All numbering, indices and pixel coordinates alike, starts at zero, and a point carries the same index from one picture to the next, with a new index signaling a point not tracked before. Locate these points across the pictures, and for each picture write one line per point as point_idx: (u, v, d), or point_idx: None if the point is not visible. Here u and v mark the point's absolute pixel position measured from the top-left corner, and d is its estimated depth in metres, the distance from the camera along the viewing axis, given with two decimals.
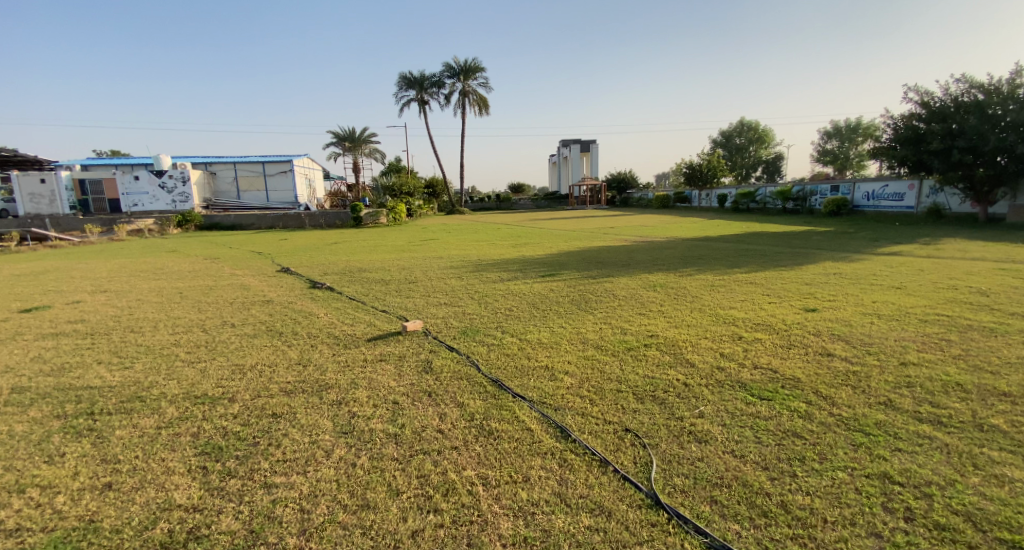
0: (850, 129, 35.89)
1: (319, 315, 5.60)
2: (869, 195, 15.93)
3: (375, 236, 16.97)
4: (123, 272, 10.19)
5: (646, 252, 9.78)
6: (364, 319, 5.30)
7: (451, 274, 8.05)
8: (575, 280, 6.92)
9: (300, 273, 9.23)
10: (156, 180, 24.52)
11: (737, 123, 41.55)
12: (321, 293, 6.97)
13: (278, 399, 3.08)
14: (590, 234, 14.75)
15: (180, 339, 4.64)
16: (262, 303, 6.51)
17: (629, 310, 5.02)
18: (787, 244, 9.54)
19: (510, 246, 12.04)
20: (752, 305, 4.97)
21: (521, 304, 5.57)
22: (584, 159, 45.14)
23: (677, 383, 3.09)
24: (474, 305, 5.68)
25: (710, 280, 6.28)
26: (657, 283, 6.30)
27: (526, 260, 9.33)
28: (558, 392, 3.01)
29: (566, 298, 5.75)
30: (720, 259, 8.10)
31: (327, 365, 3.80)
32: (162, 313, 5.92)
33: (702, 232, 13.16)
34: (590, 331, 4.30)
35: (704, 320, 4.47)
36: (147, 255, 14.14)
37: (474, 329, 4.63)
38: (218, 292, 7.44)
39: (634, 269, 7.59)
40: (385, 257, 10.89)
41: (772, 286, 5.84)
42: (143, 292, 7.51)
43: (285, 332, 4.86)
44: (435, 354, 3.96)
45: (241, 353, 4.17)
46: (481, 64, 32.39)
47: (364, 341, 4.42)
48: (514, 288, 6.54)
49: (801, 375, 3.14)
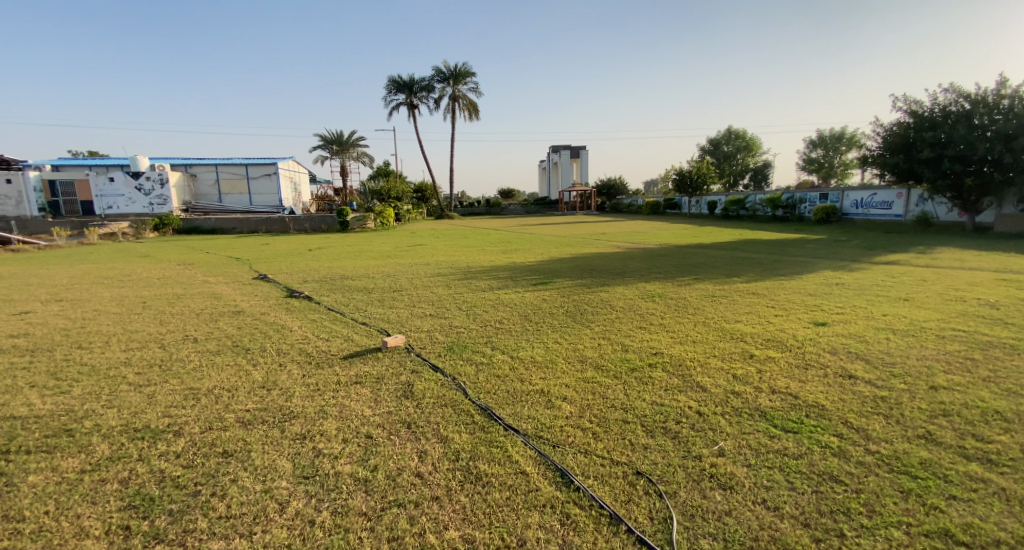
0: (835, 139, 36.32)
1: (292, 328, 5.19)
2: (858, 203, 15.84)
3: (360, 241, 16.50)
4: (87, 279, 9.64)
5: (639, 259, 9.48)
6: (341, 333, 4.88)
7: (438, 282, 7.67)
8: (569, 289, 6.57)
9: (277, 280, 8.77)
10: (132, 180, 23.75)
11: (726, 130, 41.73)
12: (297, 302, 6.54)
13: (233, 432, 2.72)
14: (580, 240, 14.47)
15: (131, 358, 4.22)
16: (232, 314, 6.08)
17: (629, 323, 4.68)
18: (783, 252, 9.30)
19: (500, 252, 11.66)
20: (755, 318, 4.68)
21: (512, 316, 5.20)
22: (574, 165, 45.02)
23: (690, 412, 2.74)
24: (461, 317, 5.28)
25: (708, 291, 5.98)
26: (653, 293, 6.00)
27: (516, 268, 8.97)
28: (556, 424, 2.64)
29: (560, 309, 5.39)
30: (717, 267, 7.81)
31: (294, 388, 3.40)
32: (118, 326, 5.47)
33: (693, 239, 12.94)
34: (589, 348, 3.94)
35: (710, 336, 4.14)
36: (118, 260, 13.55)
37: (461, 344, 4.24)
38: (185, 302, 6.97)
39: (628, 277, 7.27)
40: (370, 263, 10.45)
41: (773, 297, 5.55)
42: (103, 302, 7.02)
43: (251, 348, 4.45)
44: (417, 375, 3.55)
45: (198, 375, 3.77)
46: (471, 68, 32.15)
47: (339, 360, 4.01)
48: (505, 298, 6.15)
49: (826, 401, 2.80)
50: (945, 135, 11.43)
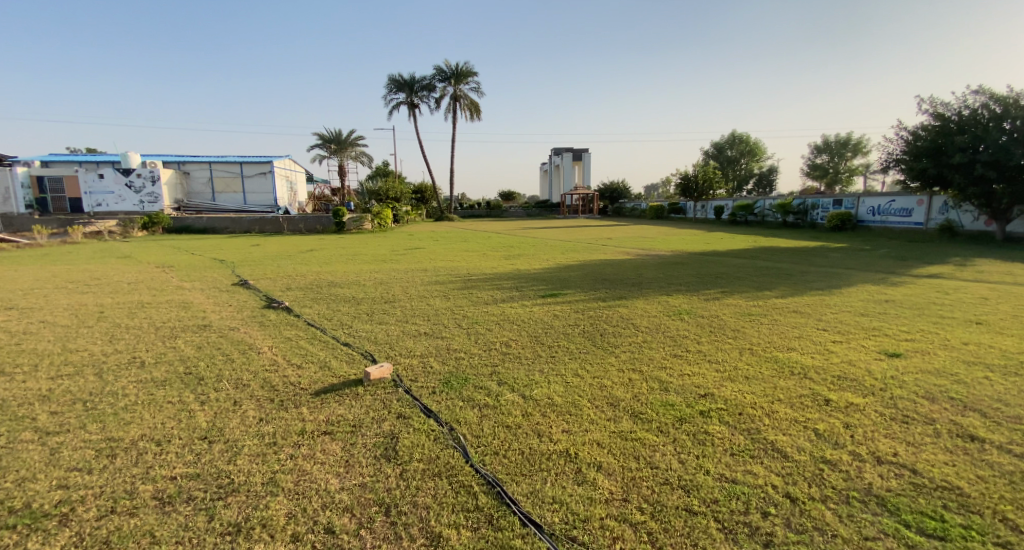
0: (840, 144, 35.68)
1: (260, 349, 4.41)
2: (874, 210, 15.03)
3: (354, 243, 15.72)
4: (53, 283, 8.91)
5: (654, 268, 8.73)
6: (317, 357, 4.10)
7: (436, 292, 6.91)
8: (582, 303, 5.80)
9: (258, 287, 8.04)
10: (122, 178, 22.83)
11: (730, 134, 41.07)
12: (272, 315, 5.77)
13: (140, 522, 2.01)
14: (585, 245, 13.79)
15: (53, 392, 3.51)
16: (196, 329, 5.31)
17: (660, 350, 3.88)
18: (810, 262, 8.55)
19: (502, 257, 10.95)
20: (808, 340, 3.92)
21: (521, 337, 4.40)
22: (575, 168, 44.44)
23: (778, 495, 1.99)
24: (461, 338, 4.50)
25: (744, 307, 5.22)
26: (680, 310, 5.24)
27: (521, 276, 8.22)
28: (594, 516, 1.91)
29: (576, 329, 4.62)
30: (742, 278, 7.10)
31: (243, 441, 2.64)
32: (60, 345, 4.70)
33: (705, 245, 12.26)
34: (618, 385, 3.15)
35: (763, 368, 3.34)
36: (97, 261, 12.78)
37: (461, 377, 3.45)
38: (148, 313, 6.20)
39: (645, 289, 6.54)
40: (362, 268, 9.67)
41: (821, 314, 4.78)
42: (57, 313, 6.26)
43: (206, 377, 3.70)
44: (404, 424, 2.78)
45: (127, 417, 3.03)
46: (473, 68, 31.48)
47: (307, 397, 3.23)
48: (510, 314, 5.37)
49: (963, 483, 2.08)
50: (977, 139, 10.76)
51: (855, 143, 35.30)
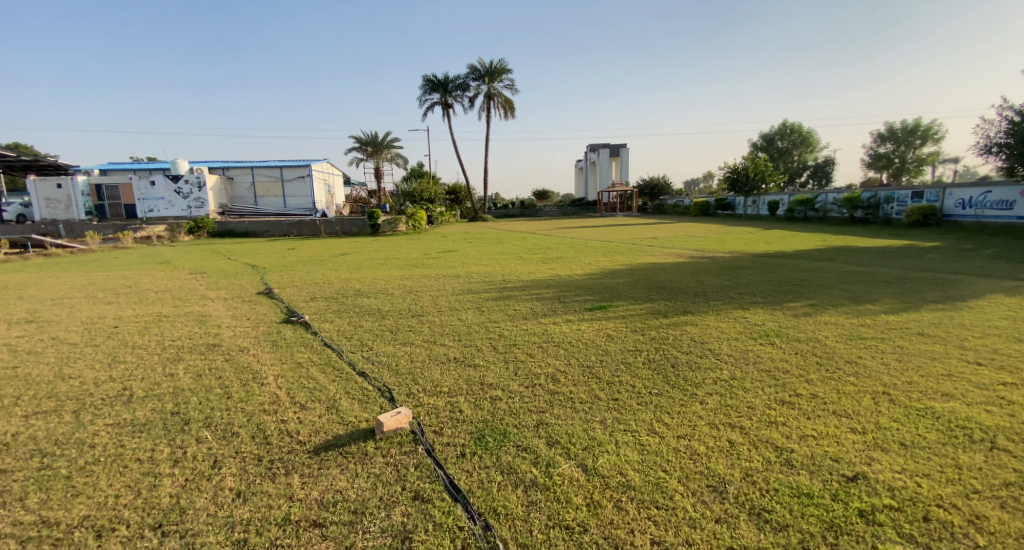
0: (907, 131, 32.87)
1: (264, 381, 3.73)
2: (964, 203, 13.38)
3: (386, 246, 15.21)
4: (85, 292, 8.73)
5: (717, 272, 7.68)
6: (324, 394, 3.38)
7: (469, 304, 6.18)
8: (639, 319, 4.91)
9: (281, 296, 7.52)
10: (172, 184, 23.33)
11: (781, 125, 38.73)
12: (288, 333, 5.12)
13: None
14: (630, 245, 12.79)
15: (15, 439, 2.88)
16: (204, 350, 4.71)
17: (759, 394, 2.95)
18: (904, 265, 7.33)
19: (541, 261, 10.12)
20: (966, 386, 3.01)
21: (571, 369, 3.55)
22: (613, 164, 43.20)
23: None
24: (498, 368, 3.68)
25: (848, 328, 4.21)
26: (766, 330, 4.29)
27: (563, 283, 7.38)
28: None
29: (638, 358, 3.74)
30: (827, 286, 6.02)
31: (205, 537, 1.98)
32: (53, 371, 4.17)
33: (766, 245, 11.06)
34: (715, 454, 2.31)
35: (923, 430, 2.53)
36: (137, 267, 12.75)
37: (498, 431, 2.66)
38: (162, 328, 5.69)
39: (712, 300, 5.57)
40: (392, 274, 9.06)
41: (961, 343, 3.75)
42: (70, 328, 5.83)
43: (192, 421, 3.05)
44: (424, 514, 2.03)
45: (79, 486, 2.33)
46: (507, 65, 30.67)
47: (303, 458, 2.52)
48: (555, 334, 4.53)
49: None
50: None
51: (924, 130, 32.50)
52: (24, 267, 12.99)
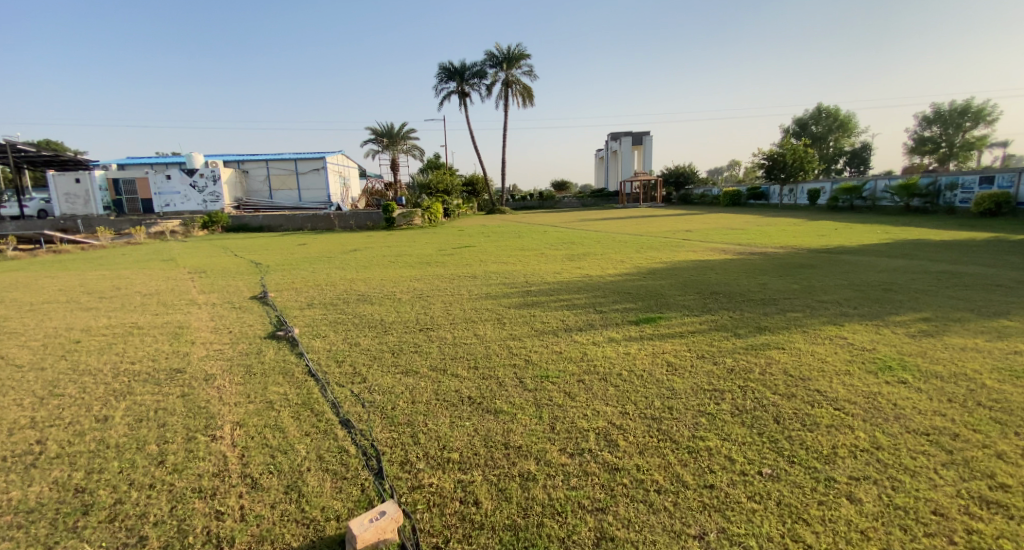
0: (958, 112, 30.69)
1: (216, 433, 2.78)
2: None
3: (399, 241, 14.25)
4: (70, 295, 8.03)
5: (775, 272, 6.58)
6: (287, 461, 2.41)
7: (487, 314, 5.19)
8: (705, 339, 3.85)
9: (276, 302, 6.63)
10: (187, 177, 22.53)
11: (816, 109, 36.73)
12: (268, 355, 4.18)
13: None
14: (663, 239, 11.63)
15: None
16: (163, 379, 3.79)
17: (940, 482, 1.92)
18: (1005, 263, 6.13)
19: (567, 258, 9.08)
20: None
21: (631, 424, 2.54)
22: (635, 152, 41.58)
23: None
24: (529, 418, 2.68)
25: (999, 358, 3.10)
26: (886, 360, 3.19)
27: (596, 285, 6.35)
28: None
29: (721, 407, 2.68)
30: (925, 291, 4.90)
31: None
32: None
33: (819, 239, 9.84)
34: None
35: None
36: (139, 265, 12.10)
37: None
38: (128, 345, 4.82)
39: (786, 312, 4.48)
40: (402, 275, 8.14)
41: None
42: (28, 344, 5.00)
43: (96, 509, 2.15)
44: None
45: None
46: (526, 51, 29.43)
47: None
48: (598, 362, 3.51)
49: None
50: None
51: (977, 111, 30.31)
52: (27, 266, 12.45)
